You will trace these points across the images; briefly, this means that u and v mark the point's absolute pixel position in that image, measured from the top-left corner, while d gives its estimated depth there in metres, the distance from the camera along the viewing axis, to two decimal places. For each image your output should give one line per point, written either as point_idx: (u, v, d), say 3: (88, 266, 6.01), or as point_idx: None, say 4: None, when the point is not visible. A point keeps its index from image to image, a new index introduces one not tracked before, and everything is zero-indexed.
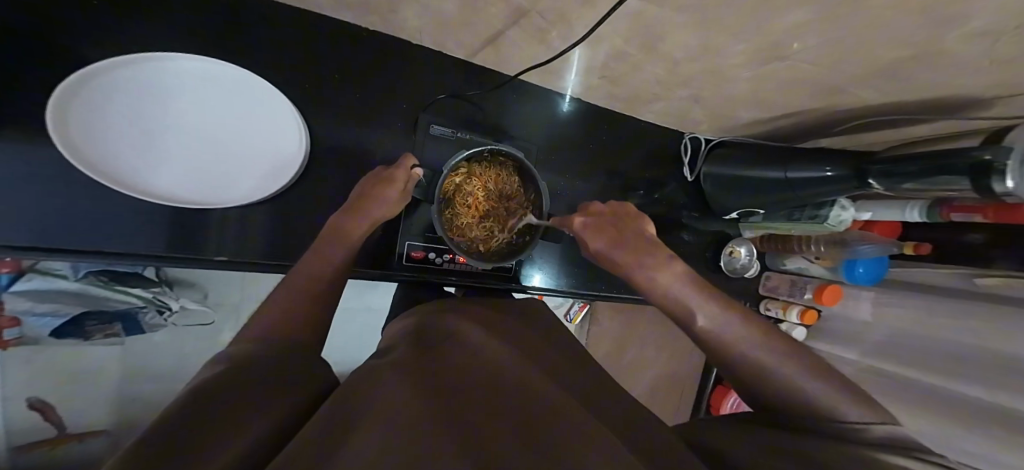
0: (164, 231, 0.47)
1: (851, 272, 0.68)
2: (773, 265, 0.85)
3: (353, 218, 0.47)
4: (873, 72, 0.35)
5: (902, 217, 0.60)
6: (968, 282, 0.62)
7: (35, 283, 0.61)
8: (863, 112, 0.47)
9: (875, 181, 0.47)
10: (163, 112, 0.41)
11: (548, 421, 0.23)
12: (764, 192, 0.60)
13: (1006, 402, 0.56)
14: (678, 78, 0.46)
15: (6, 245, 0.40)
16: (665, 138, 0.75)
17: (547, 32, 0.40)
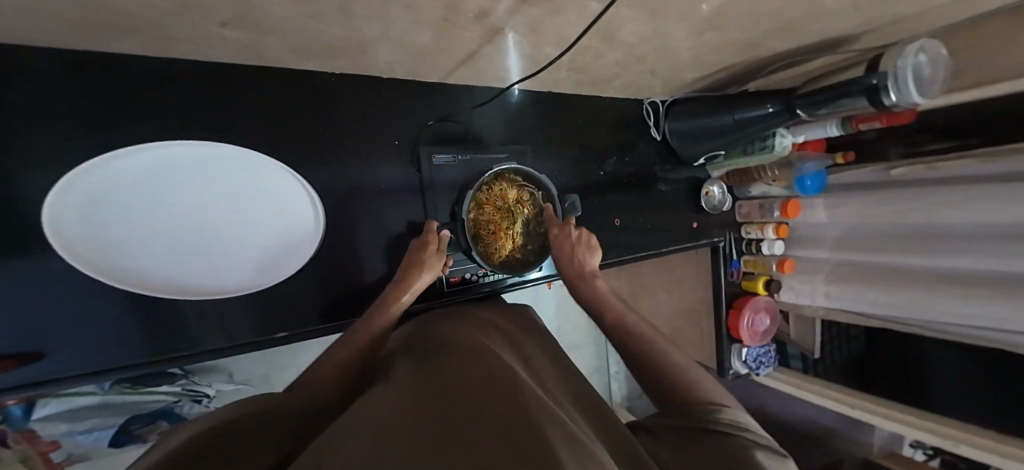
0: (192, 323, 0.46)
1: (803, 186, 0.85)
2: (742, 193, 0.97)
3: (395, 291, 0.52)
4: (787, 22, 0.44)
5: (825, 134, 0.72)
6: (885, 173, 0.80)
7: (55, 407, 0.59)
8: (781, 55, 0.59)
9: (802, 111, 0.60)
10: (159, 197, 0.41)
11: (529, 412, 0.26)
12: (720, 136, 0.70)
13: (939, 255, 0.74)
14: (636, 57, 0.52)
15: (23, 382, 0.36)
16: (626, 109, 0.83)
17: (522, 42, 0.45)
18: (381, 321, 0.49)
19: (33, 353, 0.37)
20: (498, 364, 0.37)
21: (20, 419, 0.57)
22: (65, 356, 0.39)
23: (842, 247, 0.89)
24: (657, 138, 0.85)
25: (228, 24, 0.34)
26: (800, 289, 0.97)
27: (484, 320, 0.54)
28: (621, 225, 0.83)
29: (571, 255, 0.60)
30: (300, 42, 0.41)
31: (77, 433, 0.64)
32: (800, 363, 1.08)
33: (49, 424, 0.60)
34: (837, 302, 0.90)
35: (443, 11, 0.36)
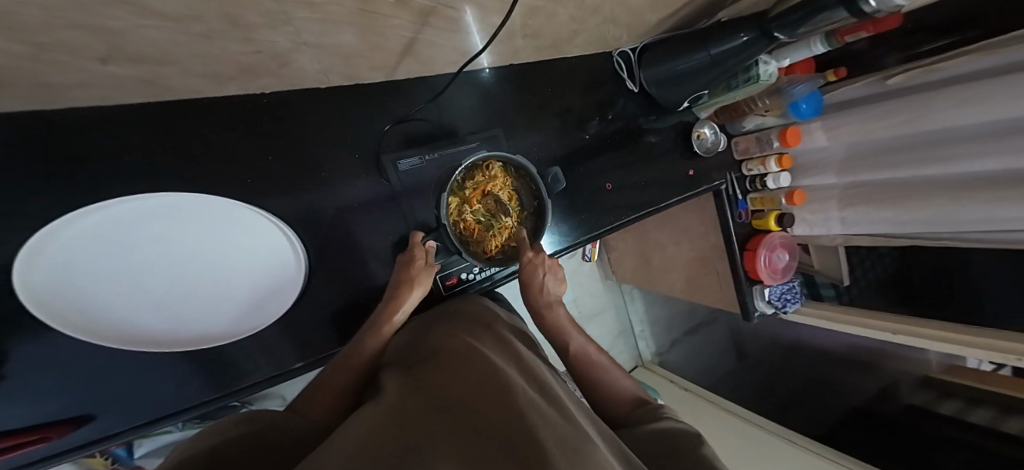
0: (212, 370, 0.50)
1: (797, 110, 0.76)
2: (735, 131, 0.92)
3: (390, 313, 0.52)
4: None
5: (809, 54, 0.67)
6: (879, 84, 0.74)
7: (148, 445, 0.70)
8: None
9: (779, 34, 0.55)
10: (131, 252, 0.40)
11: (502, 433, 0.26)
12: (698, 76, 0.65)
13: (955, 160, 0.67)
14: (589, 9, 0.47)
15: (93, 439, 0.44)
16: (596, 64, 0.76)
17: (457, 20, 0.40)
18: (374, 342, 0.49)
19: (84, 416, 0.44)
20: (482, 362, 0.39)
21: (125, 458, 0.68)
22: (109, 414, 0.45)
23: (849, 170, 0.83)
24: (634, 89, 0.79)
25: (109, 59, 0.31)
26: (815, 220, 0.92)
27: (477, 317, 0.54)
28: (612, 189, 0.78)
29: (540, 285, 0.59)
30: (212, 65, 0.38)
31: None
32: (833, 293, 1.03)
33: (149, 459, 0.70)
34: (854, 227, 0.85)
35: (355, 3, 0.32)
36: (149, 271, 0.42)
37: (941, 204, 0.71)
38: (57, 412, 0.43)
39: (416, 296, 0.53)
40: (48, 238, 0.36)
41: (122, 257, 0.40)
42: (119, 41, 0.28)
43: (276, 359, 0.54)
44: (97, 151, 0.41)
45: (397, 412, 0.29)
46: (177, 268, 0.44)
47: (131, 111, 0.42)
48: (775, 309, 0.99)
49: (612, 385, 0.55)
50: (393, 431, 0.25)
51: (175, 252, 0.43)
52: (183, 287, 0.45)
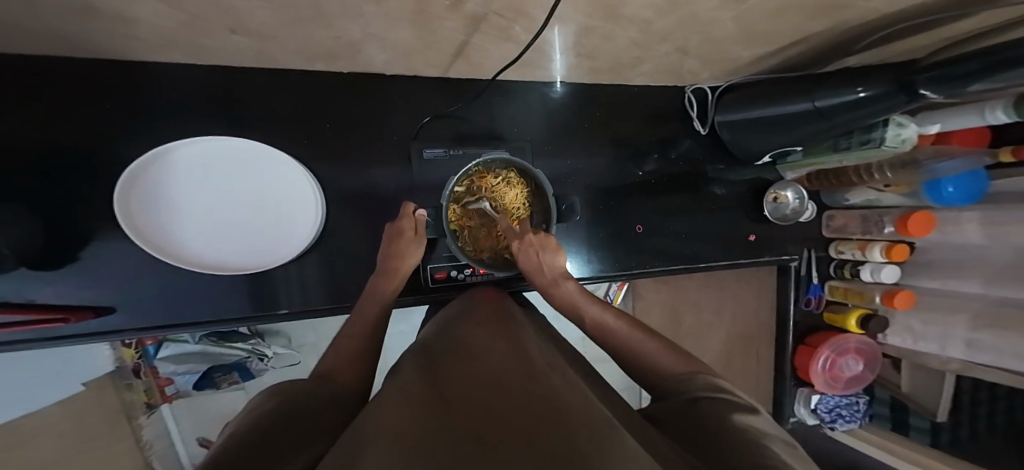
0: (244, 296, 0.56)
1: (939, 194, 0.58)
2: (834, 203, 0.77)
3: (384, 279, 0.53)
4: None
5: (979, 122, 0.51)
6: None
7: (171, 349, 0.78)
8: (872, 27, 0.44)
9: (927, 91, 0.39)
10: (210, 183, 0.49)
11: (552, 399, 0.23)
12: (796, 126, 0.54)
13: None
14: (656, 35, 0.43)
15: (134, 327, 0.51)
16: (665, 97, 0.71)
17: (511, 28, 0.40)
18: (373, 307, 0.51)
19: (106, 307, 0.50)
20: (514, 355, 0.35)
21: (150, 356, 0.78)
22: (129, 311, 0.51)
23: (998, 280, 0.60)
24: (703, 132, 0.72)
25: (236, 30, 0.37)
26: (926, 334, 0.72)
27: (506, 312, 0.51)
28: (642, 233, 0.71)
29: (539, 263, 0.54)
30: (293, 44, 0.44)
31: (179, 373, 0.81)
32: (926, 437, 0.78)
33: (166, 362, 0.79)
34: (983, 357, 0.64)
35: (413, 4, 0.34)
36: (214, 201, 0.50)
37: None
38: (87, 298, 0.49)
39: (414, 260, 0.55)
40: (159, 158, 0.46)
41: (204, 185, 0.49)
42: (230, 20, 0.34)
43: (265, 303, 0.56)
44: (204, 100, 0.51)
45: (425, 392, 0.27)
46: (229, 200, 0.51)
47: (237, 74, 0.52)
48: (819, 422, 0.84)
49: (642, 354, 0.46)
50: (422, 408, 0.22)
51: (239, 191, 0.51)
52: (226, 219, 0.51)
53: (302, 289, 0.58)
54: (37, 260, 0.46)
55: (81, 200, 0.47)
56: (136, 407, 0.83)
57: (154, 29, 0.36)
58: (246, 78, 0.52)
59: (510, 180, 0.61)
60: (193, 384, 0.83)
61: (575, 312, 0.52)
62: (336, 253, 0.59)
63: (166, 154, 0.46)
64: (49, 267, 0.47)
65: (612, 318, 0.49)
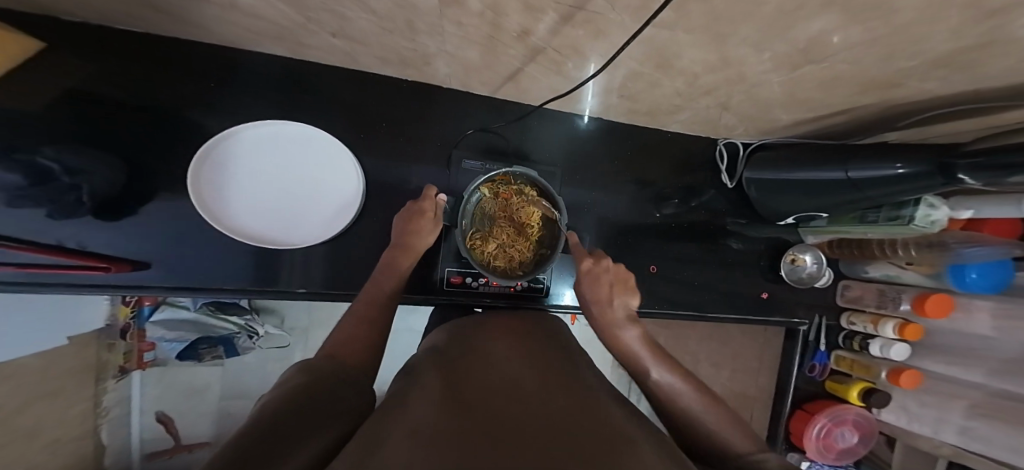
0: (247, 269, 0.58)
1: (961, 278, 0.59)
2: (851, 272, 0.77)
3: (400, 254, 0.54)
4: (931, 63, 0.32)
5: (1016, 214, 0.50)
6: None
7: (167, 314, 0.78)
8: (912, 109, 0.46)
9: (963, 176, 0.40)
10: (268, 156, 0.55)
11: (566, 425, 0.24)
12: (829, 194, 0.55)
13: None
14: (700, 90, 0.45)
15: (160, 284, 0.55)
16: (697, 146, 0.73)
17: (565, 65, 0.43)
18: (389, 278, 0.52)
19: (142, 262, 0.54)
20: (529, 364, 0.37)
21: (144, 318, 0.77)
22: (161, 268, 0.55)
23: (1001, 373, 0.60)
24: (729, 185, 0.73)
25: (336, 35, 0.45)
26: (922, 416, 0.71)
27: (523, 321, 0.53)
28: (655, 273, 0.72)
29: (607, 295, 0.55)
30: (369, 46, 0.48)
31: (166, 339, 0.79)
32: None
33: (156, 326, 0.78)
34: (976, 445, 0.63)
35: (488, 29, 0.38)
36: (268, 172, 0.55)
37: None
38: (125, 251, 0.53)
39: (427, 239, 0.57)
40: (234, 132, 0.52)
41: (263, 157, 0.55)
42: (327, 12, 0.38)
43: (283, 280, 0.59)
44: (277, 89, 0.57)
45: (442, 399, 0.28)
46: (286, 170, 0.56)
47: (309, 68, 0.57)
48: None
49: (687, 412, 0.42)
50: (442, 416, 0.25)
51: (291, 168, 0.56)
52: (279, 189, 0.56)
53: (324, 272, 0.61)
54: (102, 210, 0.51)
55: (149, 156, 0.53)
56: (109, 369, 0.77)
57: (254, 12, 0.40)
58: (311, 70, 0.58)
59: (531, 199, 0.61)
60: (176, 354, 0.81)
61: (633, 360, 0.48)
62: (359, 242, 0.62)
63: (239, 130, 0.52)
64: (107, 218, 0.52)
65: (679, 379, 0.45)
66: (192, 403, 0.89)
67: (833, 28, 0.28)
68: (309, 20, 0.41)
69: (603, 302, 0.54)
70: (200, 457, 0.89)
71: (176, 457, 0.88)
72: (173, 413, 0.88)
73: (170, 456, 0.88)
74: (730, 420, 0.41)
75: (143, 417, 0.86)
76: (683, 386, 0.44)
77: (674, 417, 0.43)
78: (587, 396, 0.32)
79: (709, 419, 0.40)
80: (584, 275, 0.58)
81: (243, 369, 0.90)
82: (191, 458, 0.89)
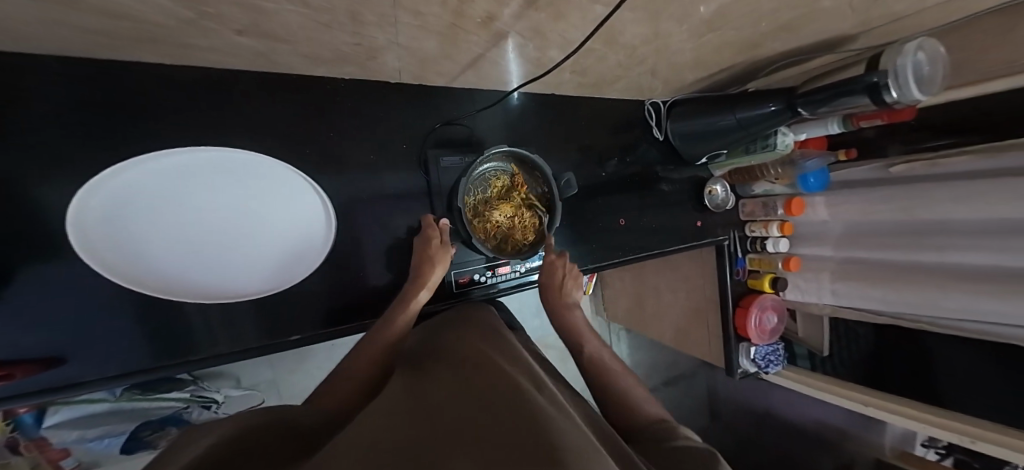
0: (186, 331, 0.48)
1: (806, 182, 0.82)
2: (744, 192, 0.98)
3: (414, 286, 0.54)
4: (785, 24, 0.45)
5: (824, 132, 0.72)
6: (885, 171, 0.79)
7: (65, 414, 0.58)
8: (771, 61, 0.62)
9: (804, 109, 0.59)
10: (208, 191, 0.46)
11: (540, 424, 0.25)
12: (722, 135, 0.71)
13: (924, 257, 0.77)
14: (635, 59, 0.54)
15: (97, 377, 0.43)
16: (628, 109, 0.84)
17: (524, 46, 0.46)
18: (402, 316, 0.52)
19: (56, 358, 0.41)
20: (493, 365, 0.37)
21: (31, 427, 0.56)
22: (89, 358, 0.43)
23: (844, 244, 0.90)
24: (658, 138, 0.87)
25: (246, 32, 0.39)
26: (808, 288, 0.97)
27: (483, 321, 0.53)
28: (623, 225, 0.83)
29: (558, 283, 0.65)
30: (313, 48, 0.45)
31: (89, 439, 0.62)
32: (807, 361, 1.11)
33: (61, 430, 0.58)
34: (845, 300, 0.90)
35: (450, 17, 0.38)
36: (210, 210, 0.47)
37: (905, 294, 0.80)
38: (35, 348, 0.40)
39: (439, 272, 0.56)
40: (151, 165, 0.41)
41: (199, 194, 0.46)
42: (250, 10, 0.33)
43: (277, 325, 0.54)
44: (192, 107, 0.47)
45: (415, 409, 0.28)
46: (235, 202, 0.49)
47: (238, 80, 0.50)
48: (757, 368, 1.04)
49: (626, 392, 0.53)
50: (406, 434, 0.24)
51: (236, 202, 0.49)
52: (231, 228, 0.49)
53: (307, 307, 0.56)
54: None
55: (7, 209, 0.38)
56: None
57: (154, 17, 0.33)
58: (227, 78, 0.49)
59: (509, 174, 0.66)
60: (117, 449, 0.65)
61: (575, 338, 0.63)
62: (339, 263, 0.59)
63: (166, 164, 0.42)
64: None
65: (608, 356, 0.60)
66: None
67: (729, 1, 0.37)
68: (216, 18, 0.35)
69: (558, 289, 0.65)
70: None
71: None
72: None
73: None
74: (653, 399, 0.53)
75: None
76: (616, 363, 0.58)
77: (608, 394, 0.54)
78: (552, 397, 0.34)
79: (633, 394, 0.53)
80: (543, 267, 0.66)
81: None
82: None
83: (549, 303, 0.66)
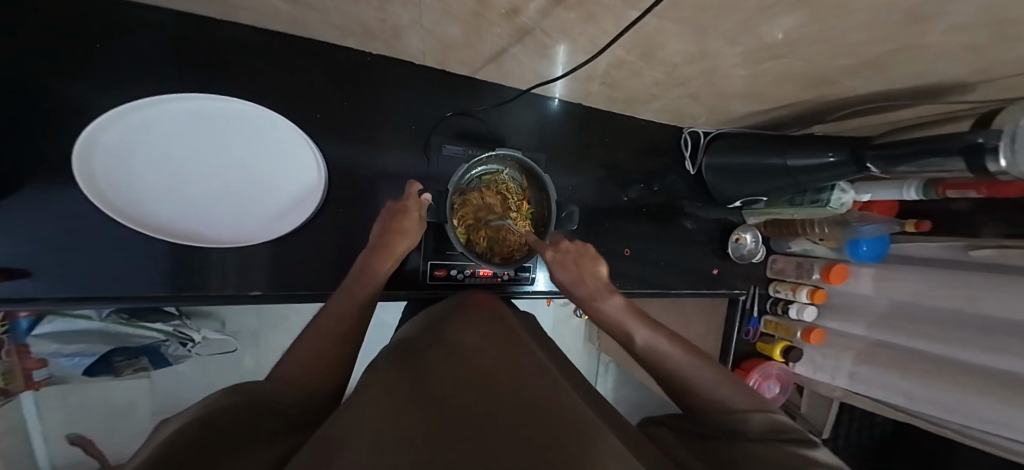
0: (171, 268, 0.49)
1: (856, 250, 0.73)
2: (778, 247, 0.90)
3: (378, 256, 0.50)
4: (872, 61, 0.37)
5: (898, 195, 0.64)
6: (965, 253, 0.67)
7: (57, 326, 0.62)
8: (840, 104, 0.53)
9: (872, 165, 0.49)
10: (200, 142, 0.46)
11: (546, 423, 0.22)
12: (766, 178, 0.63)
13: (989, 361, 0.64)
14: (675, 79, 0.50)
15: (56, 297, 0.44)
16: (664, 134, 0.79)
17: (550, 46, 0.43)
18: (365, 286, 0.47)
19: (20, 270, 0.42)
20: (495, 355, 0.35)
21: (22, 332, 0.60)
22: (51, 278, 0.44)
23: (878, 324, 0.80)
24: (691, 171, 0.81)
25: None
26: (823, 365, 0.89)
27: (492, 311, 0.51)
28: (628, 256, 0.77)
29: (581, 276, 0.55)
30: (338, 18, 0.44)
31: (62, 355, 0.65)
32: None
33: (44, 340, 0.62)
34: (862, 387, 0.82)
35: (472, 5, 0.35)
36: (202, 160, 0.47)
37: (936, 388, 0.71)
38: (6, 256, 0.42)
39: (410, 240, 0.53)
40: (145, 109, 0.42)
41: (192, 143, 0.46)
42: None
43: (245, 283, 0.53)
44: (212, 56, 0.48)
45: (411, 393, 0.26)
46: (229, 153, 0.48)
47: (269, 38, 0.50)
48: None
49: (703, 383, 0.43)
50: (404, 418, 0.22)
51: (230, 152, 0.48)
52: (229, 179, 0.49)
53: (281, 273, 0.55)
54: None
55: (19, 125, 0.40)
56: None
57: None
58: (250, 33, 0.49)
59: (514, 182, 0.62)
60: (81, 368, 0.69)
61: (620, 329, 0.50)
62: (320, 232, 0.56)
63: (158, 110, 0.42)
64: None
65: (666, 342, 0.47)
66: (124, 418, 0.81)
67: (795, 28, 0.31)
68: None
69: (579, 280, 0.54)
70: None
71: None
72: (94, 434, 0.79)
73: None
74: (730, 380, 0.43)
75: (51, 444, 0.76)
76: (671, 350, 0.46)
77: (672, 386, 0.45)
78: (563, 390, 0.30)
79: (712, 383, 0.43)
80: (549, 265, 0.57)
81: (178, 379, 0.84)
82: None
83: (578, 299, 0.55)
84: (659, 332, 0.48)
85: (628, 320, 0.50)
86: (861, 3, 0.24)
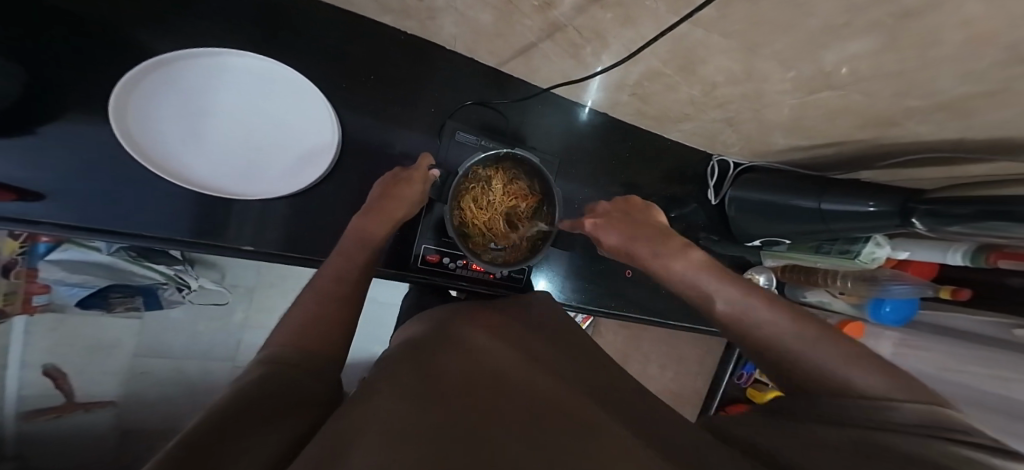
0: (171, 212, 0.48)
1: (879, 310, 0.70)
2: (791, 294, 0.84)
3: (375, 218, 0.48)
4: (938, 108, 0.33)
5: (942, 258, 0.59)
6: (1004, 331, 0.63)
7: (70, 254, 0.65)
8: (888, 152, 0.49)
9: (919, 220, 0.45)
10: (220, 98, 0.46)
11: (551, 444, 0.23)
12: (794, 220, 0.59)
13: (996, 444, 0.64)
14: (712, 101, 0.47)
15: (55, 224, 0.42)
16: (692, 158, 0.76)
17: (581, 46, 0.41)
18: (361, 250, 0.46)
19: (33, 192, 0.41)
20: (505, 361, 0.36)
21: (36, 256, 0.64)
22: (61, 204, 0.43)
23: None
24: (713, 200, 0.78)
25: None
26: None
27: (510, 312, 0.52)
28: (630, 277, 0.74)
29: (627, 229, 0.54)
30: None
31: (64, 284, 0.68)
32: None
33: (53, 267, 0.65)
34: None
35: None
36: (222, 117, 0.47)
37: None
38: (12, 173, 0.40)
39: (409, 209, 0.52)
40: (173, 62, 0.42)
41: (213, 99, 0.46)
42: None
43: (240, 238, 0.52)
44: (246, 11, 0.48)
45: (423, 396, 0.28)
46: (248, 111, 0.48)
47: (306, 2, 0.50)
48: None
49: (807, 356, 0.34)
50: (419, 423, 0.24)
51: (249, 110, 0.48)
52: (244, 139, 0.48)
53: (279, 235, 0.54)
54: None
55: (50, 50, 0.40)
56: None
57: None
58: None
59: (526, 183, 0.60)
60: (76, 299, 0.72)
61: (693, 290, 0.46)
62: (325, 200, 0.56)
63: (183, 63, 0.42)
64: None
65: (755, 304, 0.40)
66: (103, 357, 0.82)
67: (863, 54, 0.28)
68: None
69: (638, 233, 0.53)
70: (103, 418, 0.84)
71: (66, 416, 0.82)
72: (67, 369, 0.81)
73: (60, 416, 0.81)
74: (842, 345, 0.33)
75: (24, 372, 0.78)
76: (753, 308, 0.40)
77: (767, 357, 0.38)
78: (569, 398, 0.31)
79: (818, 357, 0.33)
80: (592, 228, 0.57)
81: (168, 324, 0.85)
82: (88, 418, 0.83)
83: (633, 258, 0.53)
84: (744, 290, 0.42)
85: (700, 277, 0.46)
86: (940, 30, 0.21)
